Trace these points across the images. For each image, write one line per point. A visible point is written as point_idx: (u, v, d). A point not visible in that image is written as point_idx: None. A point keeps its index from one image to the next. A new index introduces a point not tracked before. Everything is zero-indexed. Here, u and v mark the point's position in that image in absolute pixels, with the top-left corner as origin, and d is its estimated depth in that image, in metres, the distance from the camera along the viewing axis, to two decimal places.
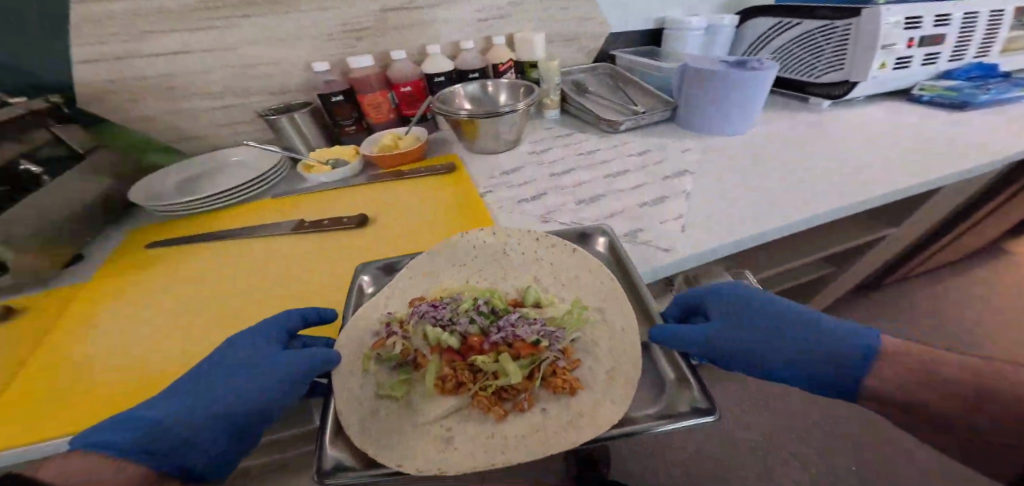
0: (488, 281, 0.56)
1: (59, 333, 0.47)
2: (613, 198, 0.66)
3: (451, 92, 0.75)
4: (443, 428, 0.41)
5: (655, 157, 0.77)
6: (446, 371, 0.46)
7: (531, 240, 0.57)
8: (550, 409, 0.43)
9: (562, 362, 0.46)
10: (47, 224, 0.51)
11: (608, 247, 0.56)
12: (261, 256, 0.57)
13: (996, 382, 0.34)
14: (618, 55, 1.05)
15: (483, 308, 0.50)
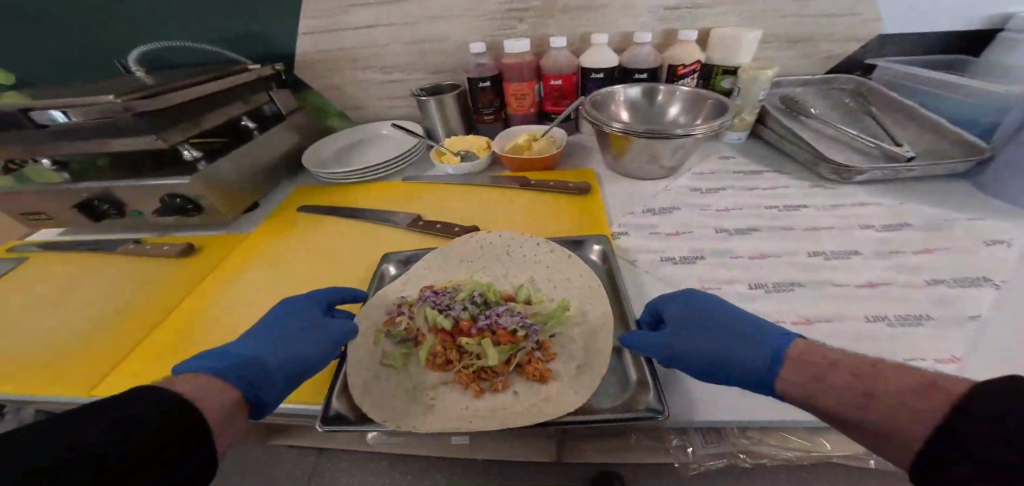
0: (498, 275, 0.48)
1: (210, 279, 0.51)
2: (817, 295, 0.40)
3: (610, 95, 0.59)
4: (431, 396, 0.35)
5: (918, 242, 0.46)
6: (436, 349, 0.39)
7: (535, 247, 0.49)
8: (523, 393, 0.35)
9: (539, 352, 0.38)
10: (245, 176, 0.61)
11: (602, 256, 0.47)
12: (343, 239, 0.56)
13: (899, 381, 0.22)
14: (877, 65, 0.69)
15: (477, 299, 0.43)
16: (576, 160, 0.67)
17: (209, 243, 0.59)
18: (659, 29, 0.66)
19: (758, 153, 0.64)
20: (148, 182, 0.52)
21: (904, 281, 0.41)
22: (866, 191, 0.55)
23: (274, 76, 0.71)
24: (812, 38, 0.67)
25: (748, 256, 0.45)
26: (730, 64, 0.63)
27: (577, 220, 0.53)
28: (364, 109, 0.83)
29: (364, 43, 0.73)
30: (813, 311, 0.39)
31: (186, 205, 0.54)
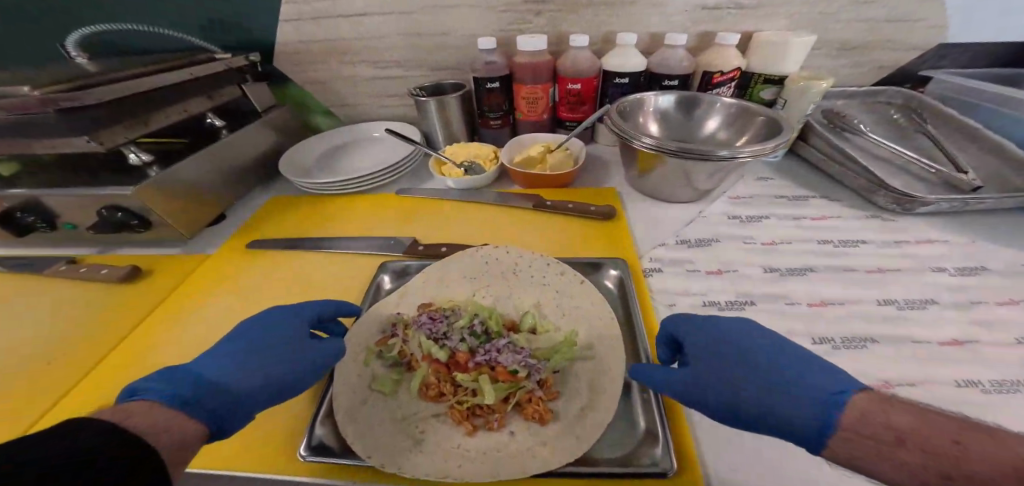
0: (496, 294, 0.38)
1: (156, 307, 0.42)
2: (899, 355, 0.32)
3: (639, 102, 0.51)
4: (421, 430, 0.27)
5: (1005, 290, 0.38)
6: (431, 377, 0.31)
7: (545, 266, 0.40)
8: (518, 437, 0.27)
9: (542, 391, 0.29)
10: (210, 182, 0.54)
11: (619, 283, 0.39)
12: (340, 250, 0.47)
13: (986, 452, 0.16)
14: (933, 76, 0.63)
15: (478, 327, 0.34)
16: (593, 176, 0.59)
17: (160, 264, 0.48)
18: (694, 32, 0.59)
19: (797, 173, 0.59)
20: (88, 191, 0.44)
21: (986, 337, 0.33)
22: (929, 224, 0.48)
23: (249, 67, 0.64)
24: (863, 47, 0.61)
25: (807, 303, 0.37)
26: (775, 72, 0.57)
27: (605, 246, 0.44)
28: (355, 106, 0.74)
29: (356, 32, 0.63)
30: (896, 374, 0.30)
31: (130, 221, 0.46)
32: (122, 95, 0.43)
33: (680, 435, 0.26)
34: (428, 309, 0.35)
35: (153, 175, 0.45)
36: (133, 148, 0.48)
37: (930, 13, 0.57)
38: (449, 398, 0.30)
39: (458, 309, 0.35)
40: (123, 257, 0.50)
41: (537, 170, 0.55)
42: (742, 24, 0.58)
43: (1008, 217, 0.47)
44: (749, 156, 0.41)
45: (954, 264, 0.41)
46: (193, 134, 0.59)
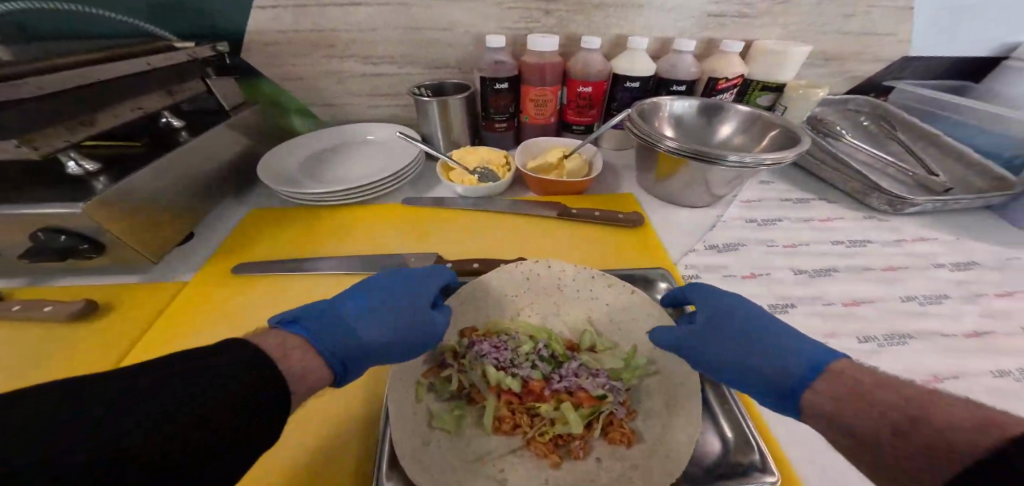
0: (544, 311, 0.35)
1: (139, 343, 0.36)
2: (933, 349, 0.35)
3: (656, 107, 0.52)
4: (501, 468, 0.25)
5: (997, 283, 0.43)
6: (504, 410, 0.28)
7: (591, 279, 0.35)
8: (606, 466, 0.25)
9: (621, 413, 0.28)
10: (174, 195, 0.45)
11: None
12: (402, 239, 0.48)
13: (948, 410, 0.15)
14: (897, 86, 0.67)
15: (544, 352, 0.32)
16: (605, 181, 0.59)
17: (125, 297, 0.41)
18: (700, 37, 0.60)
19: (798, 181, 0.60)
20: (14, 211, 0.35)
21: (1005, 328, 0.37)
22: (916, 223, 0.52)
23: (214, 58, 0.55)
24: (840, 58, 0.64)
25: (842, 302, 0.40)
26: (773, 79, 0.59)
27: (641, 256, 0.44)
28: (340, 106, 0.68)
29: (348, 24, 0.58)
30: (940, 366, 0.34)
31: (77, 244, 0.38)
32: (60, 88, 0.35)
33: (769, 444, 0.27)
34: (482, 336, 0.33)
35: (105, 189, 0.37)
36: (74, 155, 0.39)
37: (899, 28, 0.60)
38: (527, 432, 0.27)
39: (516, 331, 0.33)
40: (70, 292, 0.41)
41: (554, 176, 0.53)
42: (738, 32, 0.60)
43: (975, 218, 0.52)
44: (769, 164, 0.42)
45: (943, 260, 0.46)
46: (146, 136, 0.50)
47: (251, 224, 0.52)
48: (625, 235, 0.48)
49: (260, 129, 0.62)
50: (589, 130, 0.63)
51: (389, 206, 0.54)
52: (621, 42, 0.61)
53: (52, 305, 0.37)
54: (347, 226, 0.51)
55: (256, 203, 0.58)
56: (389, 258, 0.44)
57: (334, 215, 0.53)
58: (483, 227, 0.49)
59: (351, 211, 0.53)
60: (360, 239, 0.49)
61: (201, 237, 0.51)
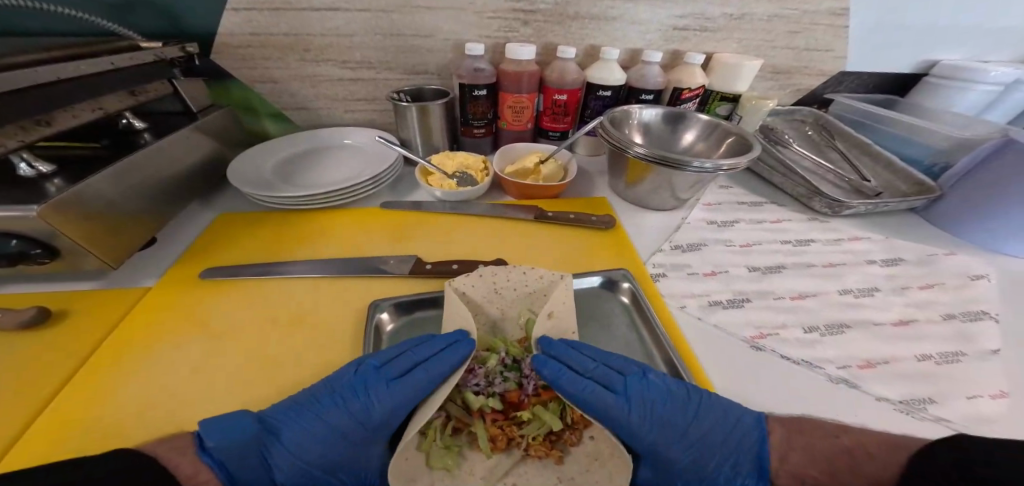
0: (496, 309, 0.37)
1: (102, 372, 0.34)
2: (869, 337, 0.40)
3: (626, 115, 0.55)
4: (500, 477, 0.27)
5: (920, 277, 0.48)
6: (493, 428, 0.30)
7: (521, 274, 0.37)
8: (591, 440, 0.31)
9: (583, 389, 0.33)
10: (136, 199, 0.44)
11: (632, 296, 0.42)
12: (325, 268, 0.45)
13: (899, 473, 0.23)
14: (835, 100, 0.72)
15: (507, 359, 0.34)
16: (578, 185, 0.61)
17: (82, 303, 0.40)
18: (667, 50, 0.64)
19: (753, 186, 0.65)
20: None
21: (924, 317, 0.42)
22: (854, 224, 0.57)
23: (180, 59, 0.54)
24: (787, 72, 0.69)
25: (790, 296, 0.44)
26: (729, 91, 0.64)
27: (608, 253, 0.48)
28: (316, 110, 0.67)
29: (324, 28, 0.58)
30: (873, 352, 0.38)
31: (31, 251, 0.36)
32: (14, 88, 0.34)
33: None
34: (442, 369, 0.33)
35: (61, 192, 0.36)
36: (26, 156, 0.39)
37: (835, 44, 0.66)
38: (520, 445, 0.29)
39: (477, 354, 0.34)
40: (21, 299, 0.40)
41: (530, 180, 0.55)
42: (698, 46, 0.64)
43: (905, 221, 0.58)
44: (727, 169, 0.45)
45: (872, 255, 0.51)
46: (106, 139, 0.48)
47: (217, 230, 0.51)
48: (598, 236, 0.51)
49: (230, 133, 0.61)
50: (564, 136, 0.66)
51: (354, 212, 0.54)
52: (595, 52, 0.64)
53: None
54: (309, 232, 0.51)
55: (225, 207, 0.57)
56: (363, 263, 0.45)
57: (286, 225, 0.52)
58: (447, 230, 0.51)
59: (310, 217, 0.53)
60: (331, 245, 0.49)
61: (163, 243, 0.50)
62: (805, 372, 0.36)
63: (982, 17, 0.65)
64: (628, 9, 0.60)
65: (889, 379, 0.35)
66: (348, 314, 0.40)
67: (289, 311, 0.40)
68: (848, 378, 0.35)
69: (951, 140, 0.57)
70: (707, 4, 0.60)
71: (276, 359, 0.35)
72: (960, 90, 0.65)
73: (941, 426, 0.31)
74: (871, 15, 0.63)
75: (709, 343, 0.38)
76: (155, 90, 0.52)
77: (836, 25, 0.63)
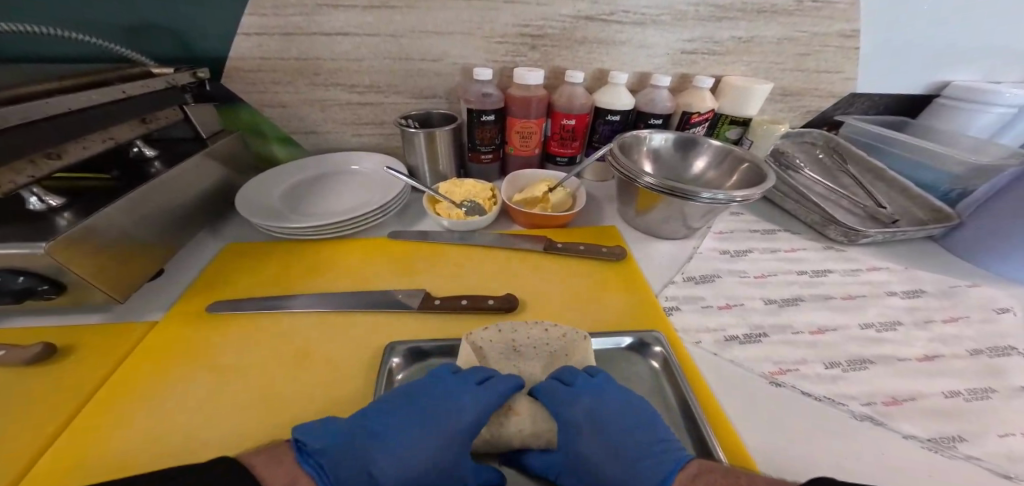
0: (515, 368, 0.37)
1: (108, 406, 0.33)
2: (893, 372, 0.39)
3: (635, 142, 0.55)
4: None
5: (943, 309, 0.47)
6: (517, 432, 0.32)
7: (542, 331, 0.39)
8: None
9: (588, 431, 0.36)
10: (146, 230, 0.44)
11: (663, 361, 0.39)
12: (329, 302, 0.44)
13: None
14: (845, 122, 0.71)
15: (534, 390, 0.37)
16: (587, 212, 0.61)
17: (88, 338, 0.39)
18: (675, 73, 0.64)
19: (765, 213, 0.64)
20: None
21: (950, 352, 0.41)
22: (871, 252, 0.56)
23: (191, 85, 0.54)
24: (797, 93, 0.68)
25: (808, 331, 0.43)
26: (740, 115, 0.63)
27: (622, 291, 0.47)
28: (324, 134, 0.67)
29: (334, 52, 0.58)
30: (898, 388, 0.37)
31: (38, 286, 0.36)
32: (26, 120, 0.34)
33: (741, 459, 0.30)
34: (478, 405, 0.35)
35: (72, 226, 0.36)
36: (37, 189, 0.39)
37: (845, 65, 0.65)
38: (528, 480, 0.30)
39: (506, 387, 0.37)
40: (27, 334, 0.39)
41: (538, 209, 0.54)
42: (707, 68, 0.64)
43: (923, 248, 0.58)
44: (740, 201, 0.44)
45: (891, 285, 0.50)
46: (116, 169, 0.48)
47: (226, 260, 0.51)
48: (608, 268, 0.50)
49: (239, 159, 0.61)
50: (572, 161, 0.65)
51: (365, 242, 0.54)
52: (603, 75, 0.64)
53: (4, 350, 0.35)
54: (318, 263, 0.50)
55: (233, 236, 0.57)
56: (372, 299, 0.44)
57: (296, 255, 0.52)
58: (457, 264, 0.50)
59: (320, 248, 0.53)
60: (338, 281, 0.48)
61: (173, 272, 0.49)
62: (828, 410, 0.35)
63: (995, 39, 0.64)
64: (636, 33, 0.59)
65: (916, 416, 0.34)
66: (360, 356, 0.39)
67: (296, 352, 0.39)
68: (874, 415, 0.34)
69: (967, 165, 0.56)
70: (716, 27, 0.60)
71: (280, 401, 0.34)
72: (974, 112, 0.64)
73: (973, 466, 0.30)
74: (882, 36, 0.63)
75: (727, 380, 0.37)
76: (166, 117, 0.52)
77: (847, 46, 0.63)
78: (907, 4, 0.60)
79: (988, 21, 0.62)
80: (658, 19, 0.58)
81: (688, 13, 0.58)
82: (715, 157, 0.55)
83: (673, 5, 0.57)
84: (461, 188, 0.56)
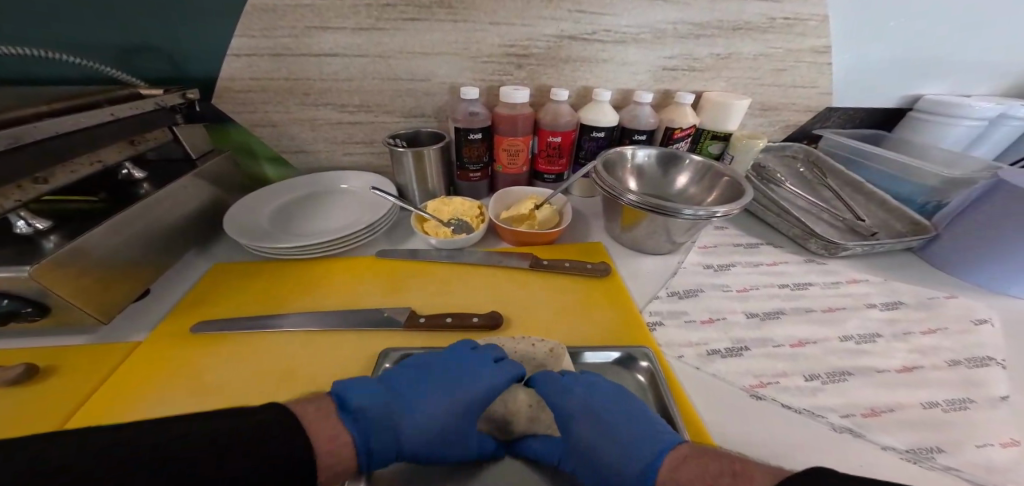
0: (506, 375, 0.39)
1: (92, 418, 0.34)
2: (872, 384, 0.39)
3: (618, 158, 0.56)
4: None
5: (922, 320, 0.48)
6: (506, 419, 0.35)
7: (531, 346, 0.40)
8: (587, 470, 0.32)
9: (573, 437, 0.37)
10: (134, 249, 0.44)
11: (649, 376, 0.40)
12: (314, 322, 0.44)
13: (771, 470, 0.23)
14: (824, 135, 0.74)
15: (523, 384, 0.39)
16: (574, 229, 0.62)
17: (70, 360, 0.39)
18: (657, 89, 0.66)
19: (749, 227, 0.65)
20: None
21: (930, 363, 0.42)
22: (852, 265, 0.58)
23: (182, 105, 0.55)
24: (778, 108, 0.70)
25: (790, 344, 0.44)
26: (720, 130, 0.65)
27: (605, 306, 0.47)
28: (314, 153, 0.68)
29: (324, 73, 0.59)
30: (876, 399, 0.38)
31: (20, 309, 0.36)
32: (13, 146, 0.34)
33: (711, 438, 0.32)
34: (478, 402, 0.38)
35: (58, 249, 0.36)
36: (24, 214, 0.39)
37: (821, 80, 0.67)
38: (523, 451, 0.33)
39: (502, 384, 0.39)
40: (6, 357, 0.39)
41: (525, 226, 0.56)
42: (688, 85, 0.66)
43: (904, 261, 0.59)
44: (720, 216, 0.45)
45: (870, 297, 0.52)
46: (104, 190, 0.48)
47: (214, 280, 0.51)
48: (594, 283, 0.51)
49: (229, 177, 0.61)
50: (559, 178, 0.67)
51: (356, 259, 0.55)
52: (587, 93, 0.65)
53: None
54: (309, 279, 0.51)
55: (221, 257, 0.57)
56: (360, 318, 0.45)
57: (287, 271, 0.53)
58: (445, 281, 0.51)
59: (311, 265, 0.54)
60: (326, 302, 0.48)
61: (161, 292, 0.50)
62: (810, 422, 0.35)
63: (964, 54, 0.67)
64: (618, 51, 0.61)
65: (894, 427, 0.35)
66: (347, 373, 0.39)
67: (281, 370, 0.39)
68: (853, 427, 0.35)
69: (942, 179, 0.58)
70: (695, 46, 0.62)
71: None
72: (948, 126, 0.67)
73: (952, 476, 0.31)
74: (855, 52, 0.65)
75: (709, 394, 0.38)
76: (156, 138, 0.53)
77: (821, 62, 0.65)
78: (877, 22, 0.62)
79: (957, 37, 0.65)
80: (639, 38, 0.60)
81: (667, 31, 0.60)
82: (698, 174, 0.57)
83: (652, 24, 0.59)
84: (451, 204, 0.58)
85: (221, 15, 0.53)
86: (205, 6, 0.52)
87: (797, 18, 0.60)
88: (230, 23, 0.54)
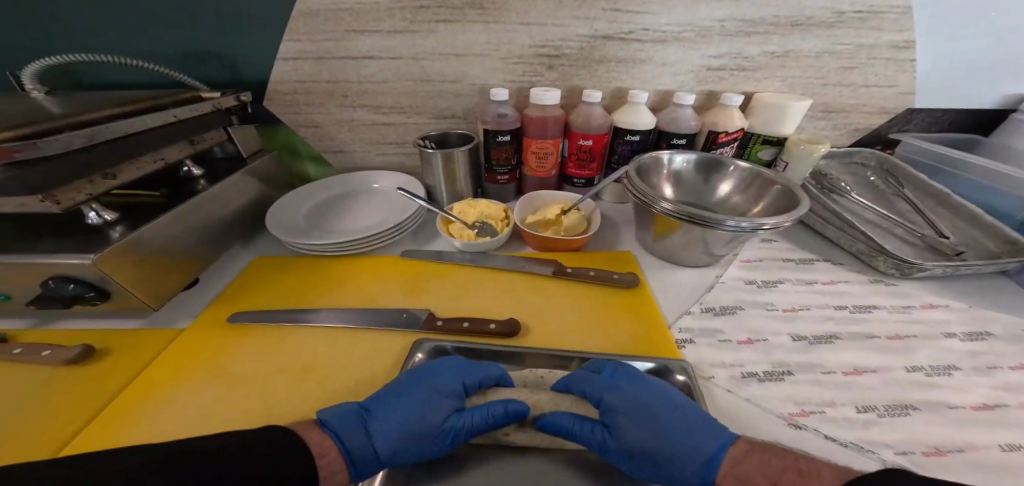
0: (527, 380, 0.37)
1: (135, 396, 0.37)
2: (938, 419, 0.34)
3: (654, 161, 0.52)
4: None
5: (1016, 356, 0.40)
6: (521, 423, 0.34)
7: None
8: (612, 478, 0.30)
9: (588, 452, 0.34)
10: (185, 242, 0.48)
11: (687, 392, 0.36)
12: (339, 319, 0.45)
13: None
14: (901, 140, 0.65)
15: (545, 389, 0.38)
16: (603, 236, 0.59)
17: (122, 342, 0.43)
18: (701, 90, 0.61)
19: (802, 240, 0.59)
20: (25, 260, 0.37)
21: (1019, 402, 0.35)
22: (928, 288, 0.50)
23: (238, 108, 0.59)
24: (843, 110, 0.63)
25: (841, 371, 0.38)
26: (774, 134, 0.59)
27: (633, 319, 0.44)
28: (351, 153, 0.71)
29: (361, 75, 0.61)
30: (945, 438, 0.32)
31: (85, 293, 0.40)
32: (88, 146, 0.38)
33: None
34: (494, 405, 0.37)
35: (119, 239, 0.40)
36: (95, 206, 0.43)
37: (898, 78, 0.59)
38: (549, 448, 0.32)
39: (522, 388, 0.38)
40: (73, 335, 0.44)
41: (551, 232, 0.54)
42: (737, 84, 0.60)
43: (997, 286, 0.50)
44: (768, 229, 0.41)
45: (949, 326, 0.44)
46: (167, 186, 0.53)
47: (251, 272, 0.54)
48: (621, 295, 0.48)
49: (274, 176, 0.65)
50: (590, 183, 0.64)
51: (386, 257, 0.56)
52: (623, 94, 0.62)
53: (51, 349, 0.39)
54: (340, 275, 0.53)
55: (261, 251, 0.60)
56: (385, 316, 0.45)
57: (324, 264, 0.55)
58: (467, 284, 0.50)
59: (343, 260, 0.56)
60: (350, 299, 0.49)
61: (205, 280, 0.54)
62: (857, 457, 0.30)
63: None
64: (658, 51, 0.57)
65: (968, 475, 0.29)
66: (366, 372, 0.39)
67: (305, 364, 0.40)
68: (910, 466, 0.30)
69: None
70: (745, 43, 0.56)
71: (283, 414, 0.35)
72: None
73: None
74: (942, 45, 0.56)
75: (741, 422, 0.34)
76: (213, 139, 0.57)
77: (900, 58, 0.57)
78: (971, 11, 0.53)
79: None
80: (680, 36, 0.56)
81: (713, 28, 0.55)
82: (744, 183, 0.52)
83: (697, 21, 0.55)
84: (478, 207, 0.57)
85: (269, 22, 0.56)
86: (256, 15, 0.56)
87: (870, 11, 0.53)
88: (279, 31, 0.57)
